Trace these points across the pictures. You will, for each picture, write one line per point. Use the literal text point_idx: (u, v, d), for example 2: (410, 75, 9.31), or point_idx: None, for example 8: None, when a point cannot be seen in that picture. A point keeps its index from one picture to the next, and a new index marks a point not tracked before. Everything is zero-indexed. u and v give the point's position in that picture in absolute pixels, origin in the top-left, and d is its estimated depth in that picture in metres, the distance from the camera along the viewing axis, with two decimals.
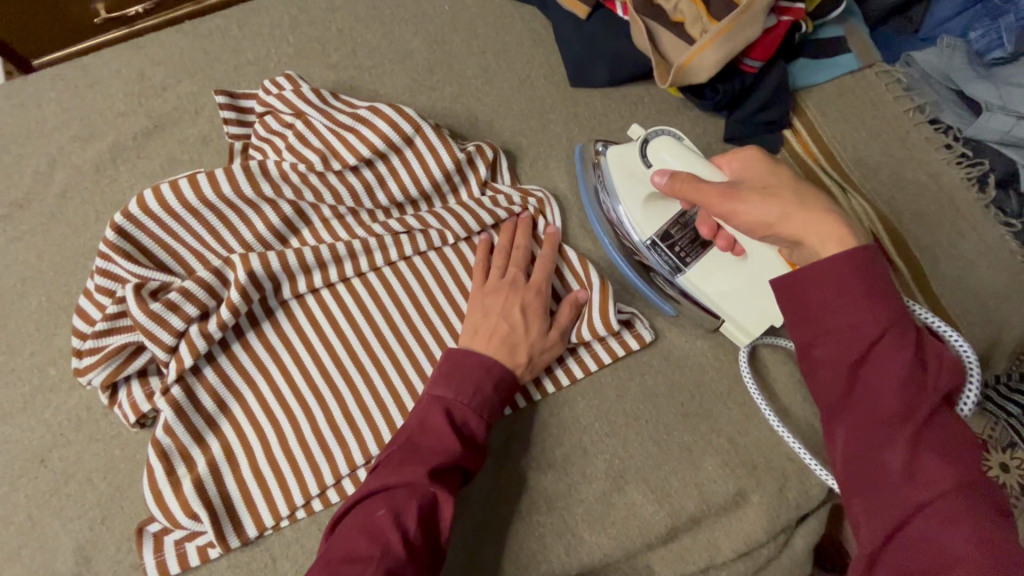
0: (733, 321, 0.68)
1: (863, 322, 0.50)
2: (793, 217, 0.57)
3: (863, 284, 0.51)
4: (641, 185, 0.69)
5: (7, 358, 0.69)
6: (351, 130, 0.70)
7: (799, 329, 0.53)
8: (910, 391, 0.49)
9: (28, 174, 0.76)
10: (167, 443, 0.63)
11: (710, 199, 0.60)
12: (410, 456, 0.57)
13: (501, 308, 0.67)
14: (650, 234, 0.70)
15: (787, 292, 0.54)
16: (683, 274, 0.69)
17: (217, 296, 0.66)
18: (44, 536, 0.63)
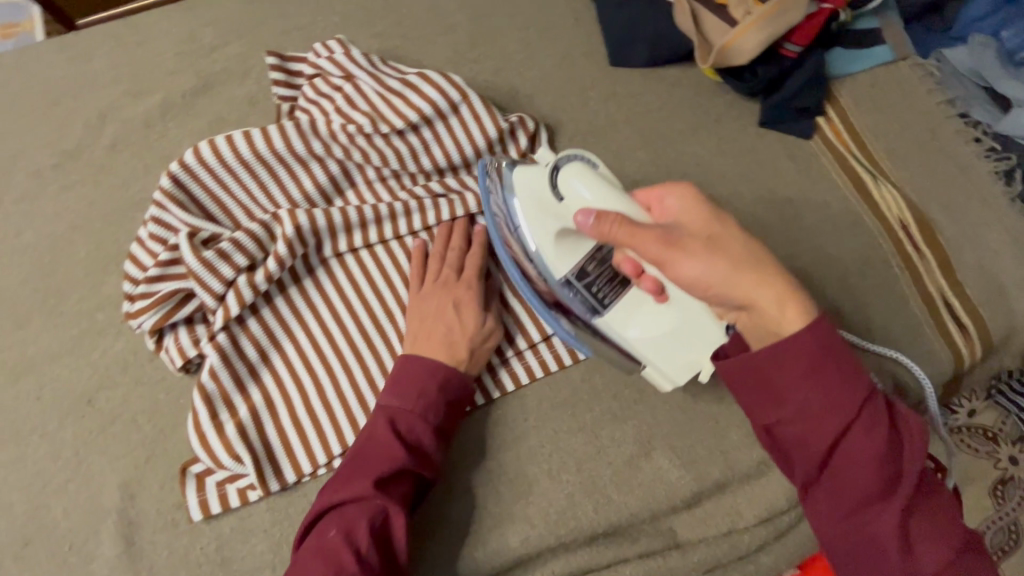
0: (657, 366, 0.64)
1: (829, 402, 0.52)
2: (740, 282, 0.56)
3: (819, 360, 0.53)
4: (554, 219, 0.64)
5: (57, 302, 0.71)
6: (399, 95, 0.72)
7: (767, 413, 0.54)
8: (882, 463, 0.52)
9: (79, 127, 0.78)
10: (211, 388, 0.65)
11: (640, 242, 0.58)
12: (356, 470, 0.59)
13: (435, 309, 0.67)
14: (565, 271, 0.65)
15: (747, 375, 0.55)
16: (600, 314, 0.65)
17: (263, 248, 0.67)
18: (90, 472, 0.65)
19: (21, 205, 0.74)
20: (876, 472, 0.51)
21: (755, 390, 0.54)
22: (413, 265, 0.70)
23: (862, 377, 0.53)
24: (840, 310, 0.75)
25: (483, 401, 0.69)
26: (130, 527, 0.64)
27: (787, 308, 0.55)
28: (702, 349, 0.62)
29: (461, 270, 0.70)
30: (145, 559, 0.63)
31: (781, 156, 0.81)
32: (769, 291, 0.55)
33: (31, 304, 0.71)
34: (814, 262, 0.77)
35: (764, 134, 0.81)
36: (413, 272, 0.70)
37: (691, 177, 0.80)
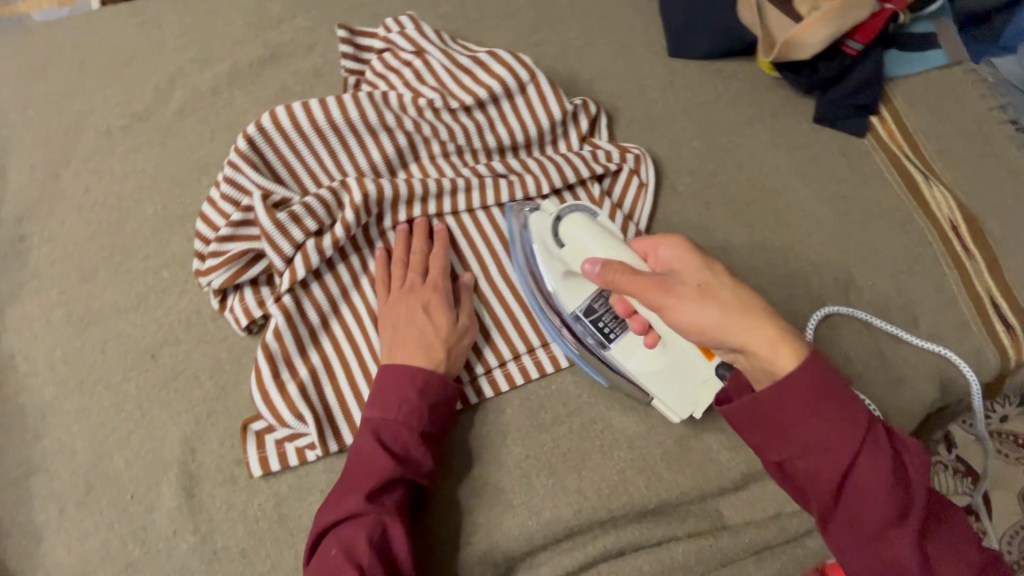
0: (663, 399, 0.66)
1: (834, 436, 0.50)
2: (732, 327, 0.54)
3: (818, 393, 0.51)
4: (559, 261, 0.66)
5: (124, 259, 0.72)
6: (468, 72, 0.74)
7: (777, 449, 0.52)
8: (894, 495, 0.49)
9: (149, 90, 0.80)
10: (275, 348, 0.66)
11: (641, 289, 0.57)
12: (348, 487, 0.59)
13: (407, 316, 0.66)
14: (575, 308, 0.67)
15: (753, 411, 0.53)
16: (608, 348, 0.66)
17: (332, 214, 0.68)
18: (153, 425, 0.67)
19: (90, 163, 0.76)
20: (891, 506, 0.49)
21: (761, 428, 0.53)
22: (378, 270, 0.70)
23: (861, 406, 0.51)
24: (891, 305, 0.76)
25: (537, 375, 0.71)
26: (190, 480, 0.65)
27: (778, 349, 0.53)
28: (709, 381, 0.63)
29: (427, 271, 0.69)
30: (205, 512, 0.64)
31: (836, 152, 0.82)
32: (760, 335, 0.53)
33: (98, 259, 0.72)
34: (866, 257, 0.78)
35: (819, 130, 0.82)
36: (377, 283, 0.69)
37: (746, 168, 0.81)
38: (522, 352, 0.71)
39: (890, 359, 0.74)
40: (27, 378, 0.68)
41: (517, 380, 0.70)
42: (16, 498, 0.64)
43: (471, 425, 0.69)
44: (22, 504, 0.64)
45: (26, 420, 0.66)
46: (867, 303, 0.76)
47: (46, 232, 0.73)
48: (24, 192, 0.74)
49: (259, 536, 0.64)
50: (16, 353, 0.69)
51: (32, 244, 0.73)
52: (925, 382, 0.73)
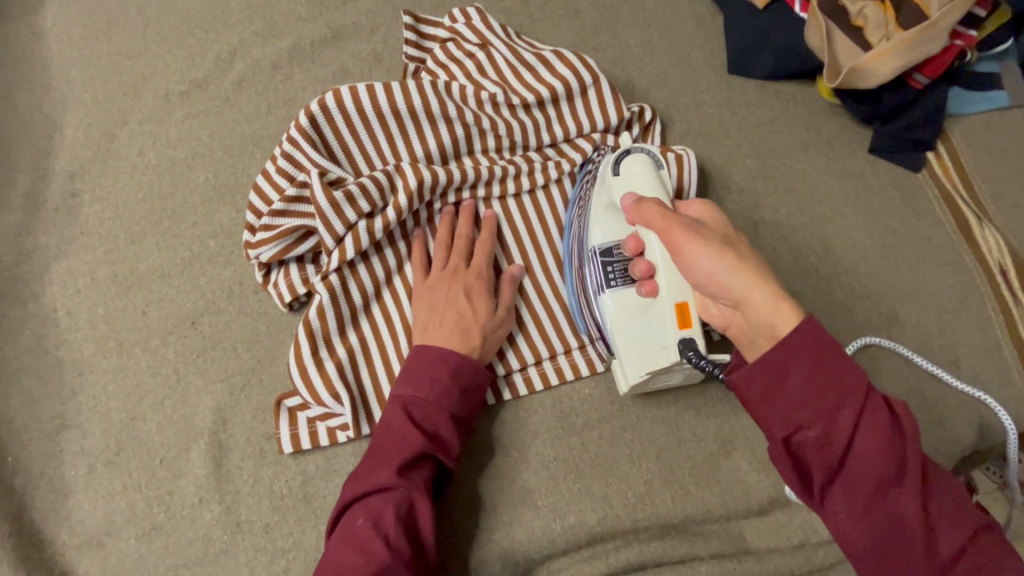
0: (622, 359, 0.64)
1: (835, 396, 0.48)
2: (742, 274, 0.52)
3: (817, 349, 0.49)
4: (607, 190, 0.65)
5: (172, 224, 0.73)
6: (531, 70, 0.75)
7: (780, 416, 0.49)
8: (896, 452, 0.47)
9: (210, 60, 0.80)
10: (316, 325, 0.66)
11: (666, 226, 0.55)
12: (376, 460, 0.58)
13: (446, 299, 0.66)
14: (596, 244, 0.64)
15: (756, 376, 0.50)
16: (604, 292, 0.63)
17: (384, 196, 0.67)
18: (187, 392, 0.67)
19: (146, 126, 0.76)
20: (893, 465, 0.47)
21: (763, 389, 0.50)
22: (418, 252, 0.70)
23: (858, 367, 0.49)
24: (933, 343, 0.75)
25: (573, 377, 0.70)
26: (220, 450, 0.65)
27: (780, 302, 0.50)
28: (668, 350, 0.61)
29: (470, 258, 0.69)
30: (231, 483, 0.64)
31: (888, 185, 0.81)
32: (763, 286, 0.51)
33: (147, 222, 0.73)
34: (912, 293, 0.77)
35: (873, 160, 0.82)
36: (416, 268, 0.69)
37: (797, 192, 0.80)
38: (559, 353, 0.70)
39: (928, 399, 0.73)
40: (68, 334, 0.68)
41: (552, 379, 0.70)
42: (46, 452, 0.64)
43: (502, 419, 0.68)
44: (51, 459, 0.64)
45: (62, 375, 0.67)
46: (909, 339, 0.75)
47: (97, 190, 0.74)
48: (79, 149, 0.75)
49: (283, 513, 0.64)
50: (58, 307, 0.69)
51: (83, 200, 0.73)
52: (961, 424, 0.72)
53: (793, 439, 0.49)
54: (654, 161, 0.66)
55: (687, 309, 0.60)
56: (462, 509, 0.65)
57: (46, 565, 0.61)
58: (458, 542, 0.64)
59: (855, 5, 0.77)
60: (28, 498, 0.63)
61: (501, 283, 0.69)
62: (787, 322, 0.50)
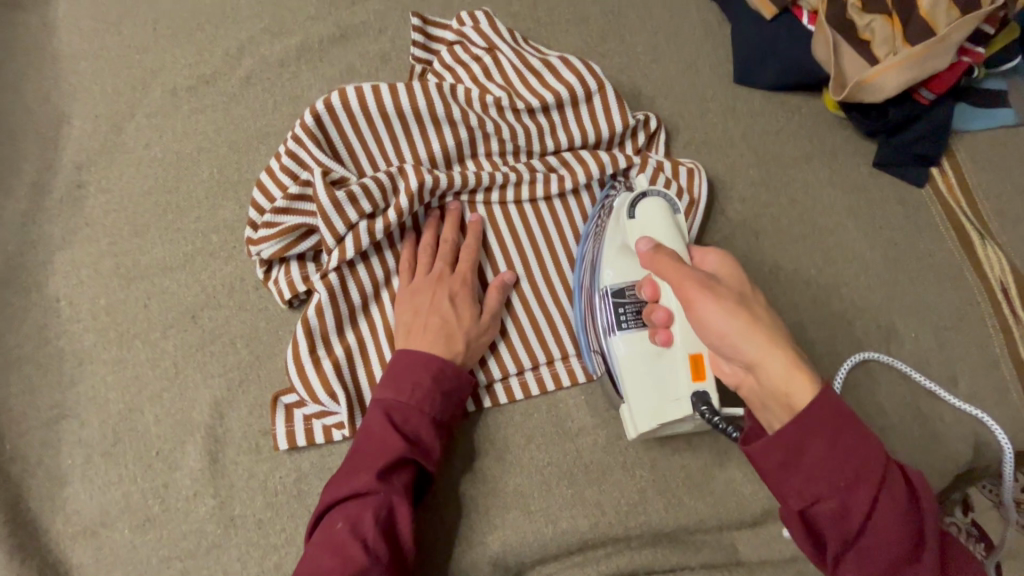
0: (631, 406, 0.63)
1: (856, 471, 0.46)
2: (754, 335, 0.50)
3: (836, 422, 0.47)
4: (621, 234, 0.66)
5: (176, 218, 0.73)
6: (536, 75, 0.75)
7: (798, 490, 0.47)
8: (910, 522, 0.46)
9: (219, 55, 0.80)
10: (314, 323, 0.66)
11: (679, 280, 0.54)
12: (356, 466, 0.58)
13: (430, 304, 0.66)
14: (608, 284, 0.65)
15: (772, 449, 0.48)
16: (615, 334, 0.64)
17: (386, 197, 0.68)
18: (185, 385, 0.67)
19: (153, 119, 0.77)
20: (907, 536, 0.46)
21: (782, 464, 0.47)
22: (403, 251, 0.70)
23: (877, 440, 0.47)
24: (932, 359, 0.75)
25: (569, 383, 0.70)
26: (216, 445, 0.66)
27: (795, 372, 0.49)
28: (681, 401, 0.61)
29: (454, 263, 0.69)
30: (227, 477, 0.65)
31: (892, 199, 0.81)
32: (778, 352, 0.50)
33: (151, 215, 0.73)
34: (912, 308, 0.77)
35: (876, 175, 0.82)
36: (402, 269, 0.69)
37: (799, 204, 0.80)
38: (555, 358, 0.71)
39: (925, 415, 0.73)
40: (69, 324, 0.69)
41: (548, 385, 0.70)
42: (44, 440, 0.65)
43: (497, 423, 0.69)
44: (49, 447, 0.64)
45: (62, 364, 0.67)
46: (907, 354, 0.75)
47: (103, 181, 0.74)
48: (85, 141, 0.76)
49: (277, 509, 0.64)
50: (61, 297, 0.69)
51: (88, 191, 0.74)
52: (957, 441, 0.72)
53: (809, 511, 0.47)
54: (669, 205, 0.65)
55: (700, 361, 0.60)
56: (454, 512, 0.65)
57: (41, 552, 0.61)
58: (443, 543, 0.64)
59: (862, 19, 0.77)
60: (25, 486, 0.63)
61: (489, 288, 0.69)
62: (803, 393, 0.48)
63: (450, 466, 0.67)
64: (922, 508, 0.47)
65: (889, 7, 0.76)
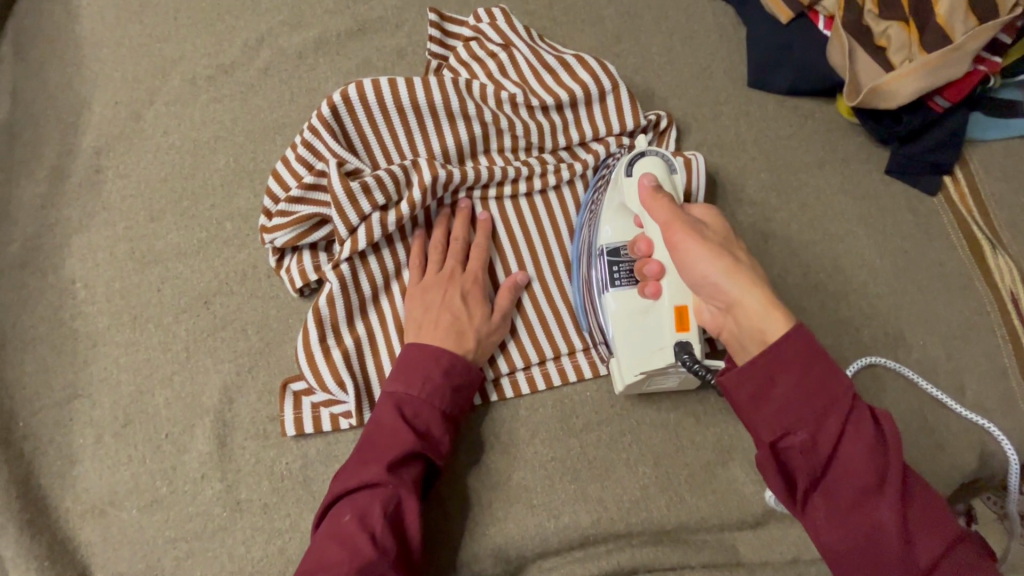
0: (619, 357, 0.64)
1: (823, 402, 0.48)
2: (734, 276, 0.52)
3: (807, 358, 0.49)
4: (618, 192, 0.65)
5: (191, 205, 0.74)
6: (552, 73, 0.76)
7: (768, 420, 0.49)
8: (880, 463, 0.47)
9: (238, 45, 0.81)
10: (325, 313, 0.67)
11: (669, 222, 0.57)
12: (368, 456, 0.59)
13: (441, 301, 0.67)
14: (604, 244, 0.65)
15: (744, 379, 0.50)
16: (608, 290, 0.64)
17: (399, 190, 0.68)
18: (195, 370, 0.68)
19: (172, 107, 0.78)
20: (877, 473, 0.46)
21: (754, 394, 0.50)
22: (415, 245, 0.70)
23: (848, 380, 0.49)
24: (939, 368, 0.75)
25: (576, 378, 0.71)
26: (224, 429, 0.66)
27: (770, 307, 0.51)
28: (664, 350, 0.62)
29: (465, 262, 0.70)
30: (233, 462, 0.65)
31: (902, 206, 0.81)
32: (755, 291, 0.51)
33: (167, 201, 0.74)
34: (920, 316, 0.77)
35: (888, 181, 0.82)
36: (413, 264, 0.70)
37: (810, 208, 0.80)
38: (562, 354, 0.71)
39: (931, 424, 0.72)
40: (84, 306, 0.70)
41: (555, 380, 0.70)
42: (56, 419, 0.66)
43: (503, 416, 0.69)
44: (61, 426, 0.65)
45: (76, 345, 0.68)
46: (914, 362, 0.75)
47: (121, 166, 0.75)
48: (105, 126, 0.77)
49: (282, 494, 0.65)
50: (77, 279, 0.70)
51: (106, 176, 0.75)
52: (962, 449, 0.71)
53: (780, 444, 0.49)
54: (667, 165, 0.65)
55: (686, 312, 0.60)
56: (458, 503, 0.65)
57: (51, 529, 0.62)
58: (447, 536, 0.64)
59: (878, 26, 0.76)
60: (36, 464, 0.64)
61: (500, 288, 0.69)
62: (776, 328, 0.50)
63: (456, 457, 0.67)
64: (894, 451, 0.48)
65: (906, 13, 0.75)
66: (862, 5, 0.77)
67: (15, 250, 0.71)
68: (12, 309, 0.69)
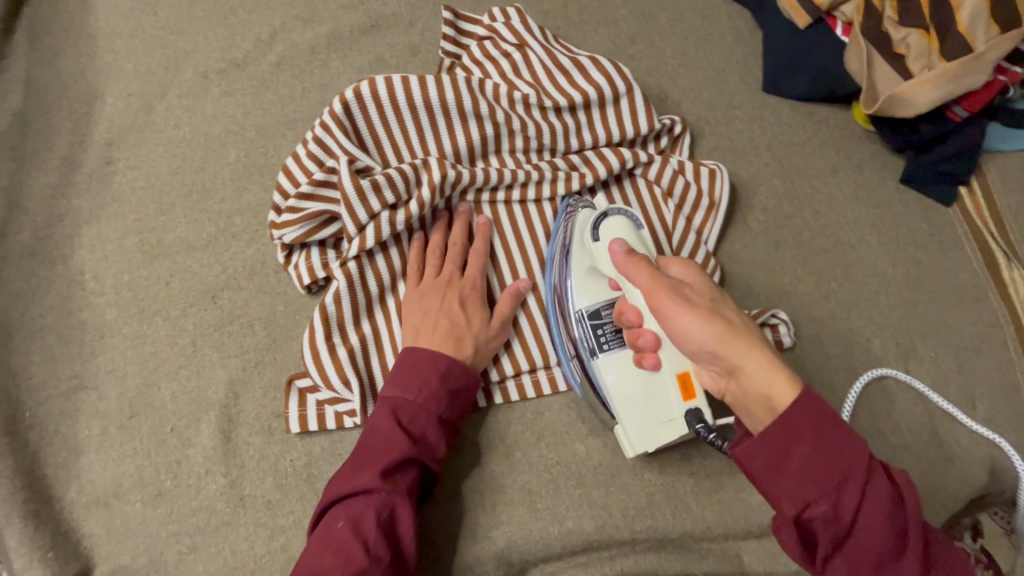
0: (625, 428, 0.63)
1: (842, 472, 0.46)
2: (733, 343, 0.51)
3: (819, 423, 0.47)
4: (587, 256, 0.65)
5: (201, 198, 0.74)
6: (566, 74, 0.75)
7: (787, 493, 0.47)
8: (899, 528, 0.46)
9: (251, 39, 0.81)
10: (331, 311, 0.67)
11: (653, 288, 0.55)
12: (363, 462, 0.58)
13: (438, 306, 0.66)
14: (583, 306, 0.65)
15: (758, 449, 0.48)
16: (596, 357, 0.64)
17: (409, 189, 0.68)
18: (202, 364, 0.68)
19: (183, 100, 0.78)
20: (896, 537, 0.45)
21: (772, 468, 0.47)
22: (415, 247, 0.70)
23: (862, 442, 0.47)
24: (951, 381, 0.74)
25: None
26: (229, 424, 0.66)
27: (774, 371, 0.49)
28: (675, 422, 0.61)
29: (464, 268, 0.69)
30: (238, 457, 0.65)
31: (917, 216, 0.80)
32: (758, 359, 0.50)
33: (177, 194, 0.74)
34: (933, 328, 0.76)
35: (903, 191, 0.81)
36: (413, 265, 0.69)
37: (822, 215, 0.80)
38: None
39: (941, 437, 0.71)
40: (92, 297, 0.70)
41: (560, 385, 0.70)
42: (63, 410, 0.66)
43: (508, 420, 0.69)
44: (67, 417, 0.66)
45: (84, 336, 0.68)
46: (925, 374, 0.74)
47: (132, 158, 0.75)
48: (117, 118, 0.77)
49: (286, 491, 0.65)
50: (85, 270, 0.71)
51: (117, 168, 0.75)
52: (972, 464, 0.71)
53: (802, 516, 0.47)
54: (634, 223, 0.64)
55: (688, 380, 0.60)
56: (462, 506, 0.65)
57: (55, 520, 0.62)
58: (450, 539, 0.64)
59: (898, 33, 0.76)
60: (42, 454, 0.64)
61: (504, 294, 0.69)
62: (784, 393, 0.49)
63: (460, 460, 0.67)
64: (911, 510, 0.46)
65: (927, 21, 0.74)
66: (881, 11, 0.77)
67: (25, 240, 0.71)
68: (21, 298, 0.69)
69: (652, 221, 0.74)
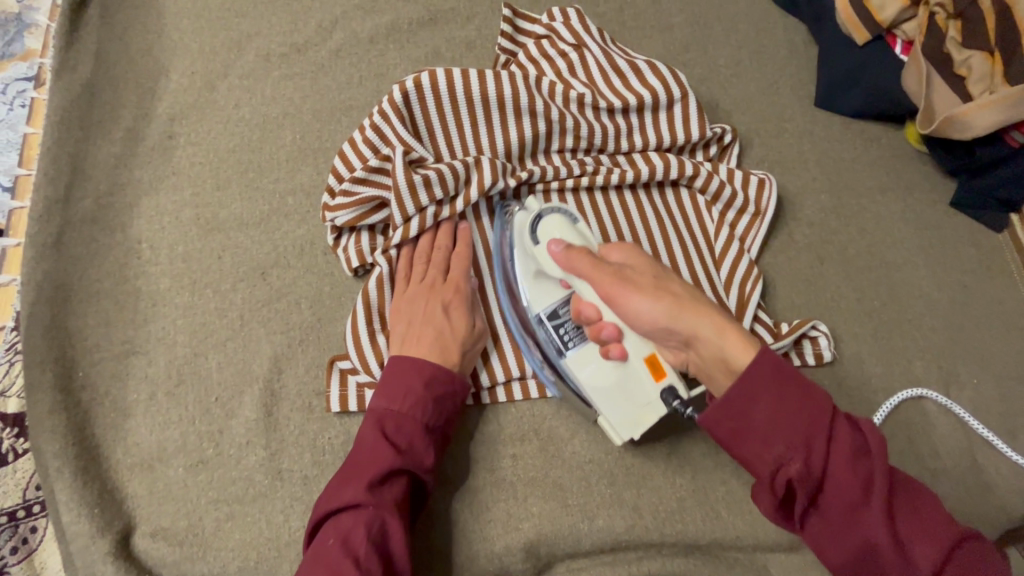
0: (608, 418, 0.61)
1: (807, 426, 0.49)
2: (682, 315, 0.55)
3: (777, 380, 0.50)
4: (531, 260, 0.63)
5: (257, 177, 0.76)
6: (621, 78, 0.76)
7: (755, 452, 0.50)
8: (861, 472, 0.48)
9: (313, 26, 0.83)
10: (373, 299, 0.68)
11: (601, 278, 0.58)
12: (350, 477, 0.58)
13: (424, 312, 0.66)
14: (539, 309, 0.64)
15: (725, 415, 0.51)
16: (563, 356, 0.62)
17: (457, 186, 0.69)
18: (248, 337, 0.70)
19: (244, 81, 0.80)
20: (863, 486, 0.48)
21: (738, 433, 0.51)
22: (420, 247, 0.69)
23: (821, 394, 0.50)
24: (992, 408, 0.73)
25: None
26: (272, 399, 0.68)
27: (725, 333, 0.54)
28: (653, 404, 0.60)
29: (447, 272, 0.69)
30: (278, 431, 0.67)
31: (965, 240, 0.79)
32: (705, 323, 0.55)
33: (233, 172, 0.76)
34: (976, 354, 0.75)
35: (951, 215, 0.80)
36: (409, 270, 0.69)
37: (869, 233, 0.79)
38: None
39: (980, 465, 0.70)
40: (148, 266, 0.72)
41: None
42: (113, 372, 0.68)
43: (543, 413, 0.69)
44: (117, 380, 0.68)
45: (137, 303, 0.70)
46: (966, 399, 0.73)
47: (192, 134, 0.77)
48: (179, 95, 0.79)
49: (322, 468, 0.66)
50: (142, 240, 0.73)
51: (178, 142, 0.77)
52: (1012, 494, 0.69)
53: (773, 474, 0.49)
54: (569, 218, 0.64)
55: (657, 361, 0.59)
56: (492, 495, 0.66)
57: (101, 478, 0.64)
58: (479, 530, 0.64)
59: (960, 54, 0.74)
60: (91, 413, 0.66)
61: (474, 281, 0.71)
62: (741, 354, 0.53)
63: (494, 452, 0.67)
64: (872, 456, 0.49)
65: (991, 43, 0.73)
66: (945, 31, 0.76)
67: (87, 206, 0.73)
68: (80, 263, 0.71)
69: (695, 226, 0.75)
